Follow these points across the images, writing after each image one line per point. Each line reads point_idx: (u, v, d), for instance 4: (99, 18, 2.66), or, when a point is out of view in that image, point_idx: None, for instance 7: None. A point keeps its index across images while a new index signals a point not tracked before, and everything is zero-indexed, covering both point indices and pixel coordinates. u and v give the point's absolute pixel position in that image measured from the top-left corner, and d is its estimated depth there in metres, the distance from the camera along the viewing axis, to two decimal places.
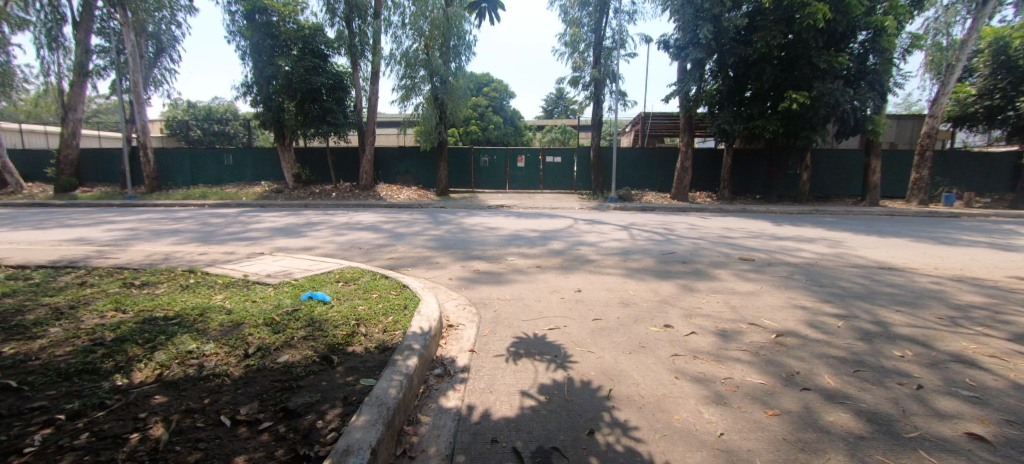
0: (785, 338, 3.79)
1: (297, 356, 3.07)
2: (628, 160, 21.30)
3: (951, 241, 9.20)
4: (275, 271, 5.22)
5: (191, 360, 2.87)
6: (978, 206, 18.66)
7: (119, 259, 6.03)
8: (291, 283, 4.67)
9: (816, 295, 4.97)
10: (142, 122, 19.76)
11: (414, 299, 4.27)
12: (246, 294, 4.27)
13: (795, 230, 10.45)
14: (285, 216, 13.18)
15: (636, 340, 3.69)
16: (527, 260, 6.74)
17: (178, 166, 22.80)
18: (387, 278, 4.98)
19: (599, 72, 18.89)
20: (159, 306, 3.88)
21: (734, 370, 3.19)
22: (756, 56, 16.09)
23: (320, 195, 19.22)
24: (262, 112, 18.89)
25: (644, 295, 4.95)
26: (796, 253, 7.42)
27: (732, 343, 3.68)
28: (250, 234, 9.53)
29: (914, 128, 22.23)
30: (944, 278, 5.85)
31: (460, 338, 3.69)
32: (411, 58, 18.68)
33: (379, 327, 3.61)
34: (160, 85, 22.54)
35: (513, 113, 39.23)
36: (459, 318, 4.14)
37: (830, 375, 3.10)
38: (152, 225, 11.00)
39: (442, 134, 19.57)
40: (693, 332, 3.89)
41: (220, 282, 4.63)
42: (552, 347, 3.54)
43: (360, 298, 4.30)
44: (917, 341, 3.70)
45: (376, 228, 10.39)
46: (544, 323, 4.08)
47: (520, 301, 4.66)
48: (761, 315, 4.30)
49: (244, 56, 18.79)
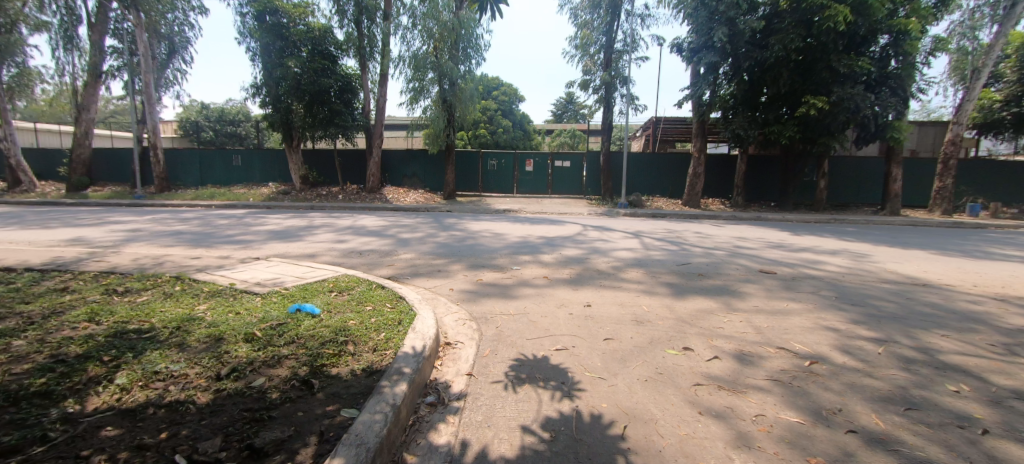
0: (819, 365, 3.39)
1: (274, 379, 2.75)
2: (639, 166, 20.86)
3: (985, 255, 8.67)
4: (267, 278, 4.96)
5: (156, 384, 2.57)
6: (1005, 217, 17.96)
7: (110, 264, 5.81)
8: (281, 293, 4.39)
9: (846, 315, 4.59)
10: (152, 123, 19.78)
11: (410, 314, 3.94)
12: (231, 304, 3.99)
13: (814, 240, 9.99)
14: (290, 218, 13.03)
15: (653, 366, 3.35)
16: (534, 270, 6.42)
17: (187, 167, 22.87)
18: (383, 289, 4.69)
19: (610, 75, 18.56)
20: (137, 317, 3.60)
21: (765, 405, 2.81)
22: (773, 60, 15.60)
23: (326, 197, 19.11)
24: (271, 113, 18.84)
25: (659, 312, 4.58)
26: (820, 266, 7.00)
27: (759, 371, 3.29)
28: (251, 237, 9.33)
29: (936, 135, 21.54)
30: (985, 297, 5.41)
31: (457, 359, 3.37)
32: (421, 60, 18.41)
33: (370, 344, 3.32)
34: (171, 86, 22.65)
35: (522, 117, 39.03)
36: (457, 335, 3.81)
37: (877, 415, 2.71)
38: (154, 226, 10.91)
39: (450, 137, 19.37)
40: (715, 357, 3.52)
41: (207, 291, 4.35)
42: (558, 372, 3.21)
43: (353, 311, 3.98)
44: (970, 372, 3.30)
45: (379, 232, 10.15)
46: (550, 342, 3.73)
47: (524, 318, 4.32)
48: (789, 337, 3.91)
49: (254, 57, 18.77)
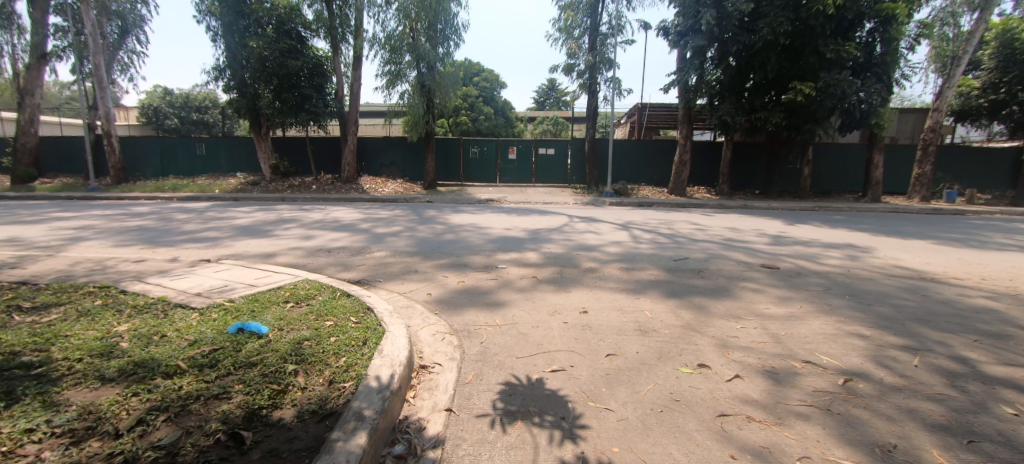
0: (855, 384, 2.96)
1: (193, 433, 2.09)
2: (624, 153, 20.40)
3: (980, 244, 8.50)
4: (213, 287, 4.25)
5: (24, 448, 1.90)
6: (980, 203, 18.29)
7: (32, 271, 5.03)
8: (225, 305, 3.71)
9: (865, 317, 4.18)
10: (105, 109, 18.26)
11: (377, 331, 3.31)
12: (159, 323, 3.29)
13: (806, 231, 9.72)
14: (257, 211, 12.14)
15: (666, 390, 2.85)
16: (519, 269, 5.87)
17: (148, 156, 21.42)
18: (348, 298, 4.05)
19: (594, 60, 17.90)
20: (31, 345, 2.88)
21: (808, 442, 2.33)
22: (762, 44, 15.17)
23: (299, 187, 18.10)
24: (236, 99, 17.65)
25: (664, 319, 4.11)
26: (820, 260, 6.68)
27: (792, 393, 2.83)
28: (207, 233, 8.49)
29: (915, 123, 21.76)
30: (998, 292, 5.13)
31: (434, 388, 2.78)
32: (396, 42, 17.42)
33: (327, 374, 2.70)
34: (126, 69, 21.05)
35: (504, 104, 38.16)
36: (434, 355, 3.23)
37: (941, 452, 2.26)
38: (102, 221, 9.93)
39: (430, 125, 18.50)
40: (737, 376, 3.04)
41: (133, 306, 3.62)
42: (556, 401, 2.67)
43: (310, 328, 3.34)
44: (1021, 387, 2.90)
45: (351, 227, 9.41)
46: (544, 362, 3.18)
47: (512, 329, 3.77)
48: (813, 348, 3.47)
49: (215, 37, 17.49)
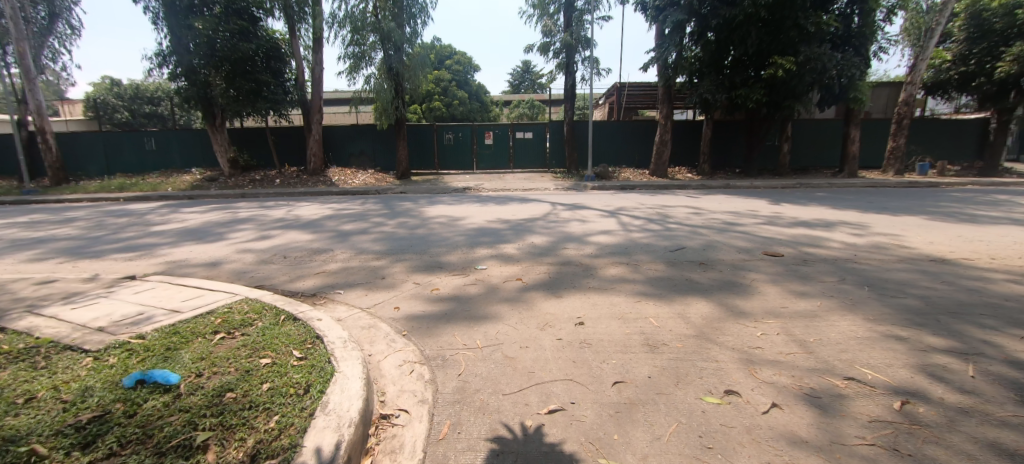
0: (915, 407, 2.42)
1: None
2: (604, 135, 19.83)
3: (971, 218, 8.28)
4: (125, 317, 3.42)
5: None
6: (951, 175, 18.60)
7: None
8: (131, 345, 2.92)
9: (894, 312, 3.70)
10: (34, 102, 16.42)
11: (327, 371, 2.62)
12: (32, 378, 2.49)
13: (799, 210, 9.34)
14: (210, 211, 11.01)
15: (694, 433, 2.25)
16: (501, 269, 5.21)
17: (91, 153, 19.64)
18: (294, 323, 3.33)
19: (571, 38, 17.07)
20: None
21: None
22: (742, 17, 14.57)
23: (261, 182, 16.89)
24: (184, 87, 16.12)
25: (671, 326, 3.55)
26: (824, 243, 6.25)
27: (845, 427, 2.26)
28: (146, 239, 7.49)
29: (888, 96, 21.92)
30: (1016, 272, 4.78)
31: (398, 451, 2.12)
32: (359, 21, 16.15)
33: (248, 445, 1.97)
34: (58, 57, 19.06)
35: (479, 87, 36.96)
36: (399, 398, 2.56)
37: None
38: (24, 230, 8.69)
39: (400, 111, 17.46)
40: (775, 406, 2.47)
41: (4, 353, 2.79)
42: (557, 461, 2.03)
43: (239, 371, 2.61)
44: None
45: (314, 224, 8.51)
46: (538, 399, 2.56)
47: (497, 353, 3.12)
48: (849, 359, 2.95)
49: (155, 19, 15.87)
